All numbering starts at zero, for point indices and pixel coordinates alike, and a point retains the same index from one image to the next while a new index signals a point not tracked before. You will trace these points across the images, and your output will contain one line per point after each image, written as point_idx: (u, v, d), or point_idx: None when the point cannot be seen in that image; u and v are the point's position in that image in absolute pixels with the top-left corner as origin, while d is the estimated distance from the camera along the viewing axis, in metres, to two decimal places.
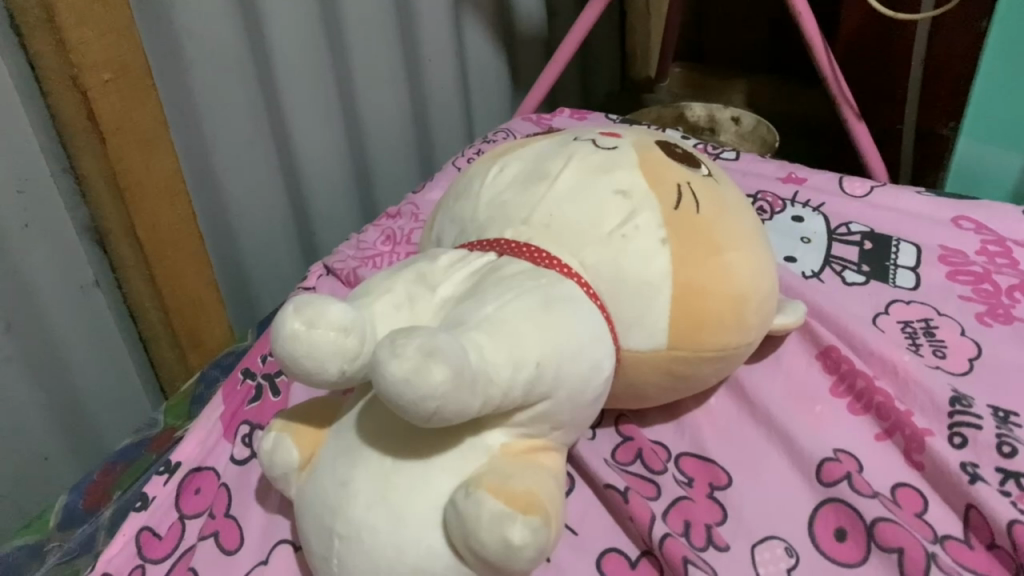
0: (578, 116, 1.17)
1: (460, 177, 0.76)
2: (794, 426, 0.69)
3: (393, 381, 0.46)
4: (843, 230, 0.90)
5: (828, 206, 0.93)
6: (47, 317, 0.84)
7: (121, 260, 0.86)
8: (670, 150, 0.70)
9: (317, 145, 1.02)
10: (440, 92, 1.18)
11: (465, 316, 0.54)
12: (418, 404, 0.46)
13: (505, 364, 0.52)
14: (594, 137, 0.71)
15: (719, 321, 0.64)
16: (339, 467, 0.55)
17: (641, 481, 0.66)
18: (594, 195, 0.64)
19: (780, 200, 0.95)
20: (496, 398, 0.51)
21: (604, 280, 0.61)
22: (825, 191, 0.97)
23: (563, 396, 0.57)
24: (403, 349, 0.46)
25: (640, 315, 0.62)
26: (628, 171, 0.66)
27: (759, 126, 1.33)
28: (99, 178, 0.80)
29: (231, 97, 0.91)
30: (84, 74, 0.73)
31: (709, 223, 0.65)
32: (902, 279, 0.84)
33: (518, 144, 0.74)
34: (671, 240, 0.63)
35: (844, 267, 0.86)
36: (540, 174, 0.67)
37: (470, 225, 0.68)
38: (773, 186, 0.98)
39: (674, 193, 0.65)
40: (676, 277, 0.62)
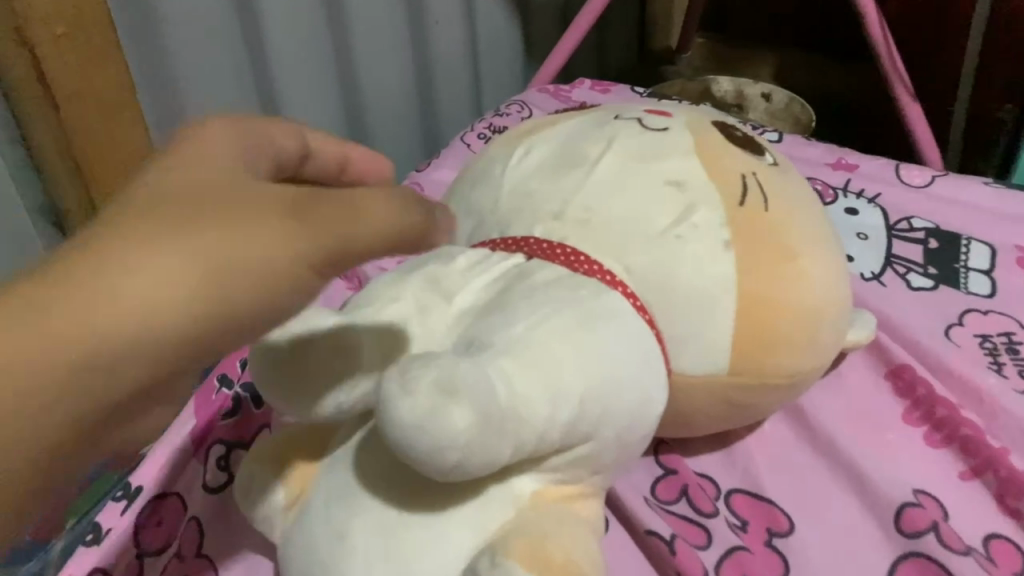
0: (601, 88, 1.06)
1: (475, 160, 0.64)
2: (866, 460, 0.59)
3: (404, 424, 0.36)
4: (904, 226, 0.80)
5: (884, 197, 0.83)
6: None
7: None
8: (729, 133, 0.59)
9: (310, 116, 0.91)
10: (447, 58, 1.07)
11: (490, 339, 0.44)
12: (435, 454, 0.37)
13: (542, 400, 0.42)
14: (638, 115, 0.60)
15: (789, 338, 0.54)
16: (332, 514, 0.45)
17: (687, 525, 0.56)
18: (644, 185, 0.53)
19: (831, 188, 0.84)
20: (531, 441, 0.41)
21: (653, 289, 0.51)
22: (879, 179, 0.86)
23: (609, 435, 0.46)
24: (416, 384, 0.37)
25: (697, 332, 0.51)
26: (680, 157, 0.55)
27: (793, 103, 1.22)
28: (53, 151, 0.72)
29: (214, 61, 0.79)
30: (31, 25, 0.65)
31: (780, 222, 0.54)
32: (975, 285, 0.73)
33: (546, 123, 0.63)
34: (736, 243, 0.52)
35: (908, 269, 0.76)
36: (575, 159, 0.56)
37: (491, 218, 0.56)
38: (822, 173, 0.87)
39: (739, 185, 0.54)
40: (741, 287, 0.52)
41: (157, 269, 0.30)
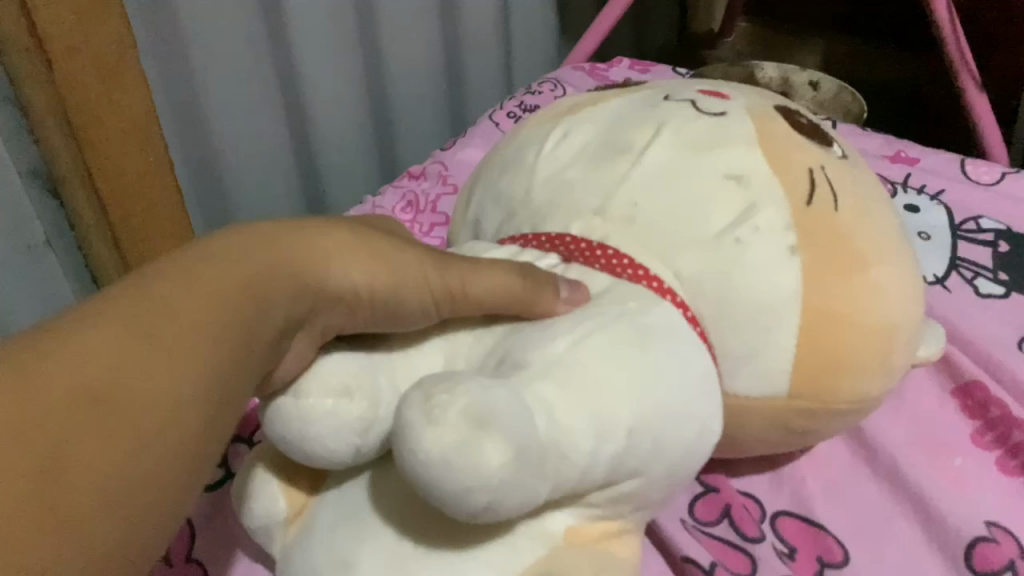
0: (640, 68, 1.00)
1: (504, 141, 0.59)
2: (930, 486, 0.53)
3: (428, 465, 0.31)
4: (971, 226, 0.73)
5: (948, 194, 0.76)
6: None
7: (77, 213, 0.70)
8: (794, 119, 0.53)
9: (328, 90, 0.85)
10: (478, 31, 1.01)
11: (522, 358, 0.38)
12: (464, 497, 0.31)
13: (583, 429, 0.36)
14: (690, 97, 0.53)
15: (860, 358, 0.47)
16: (340, 542, 0.39)
17: (728, 550, 0.50)
18: (700, 179, 0.47)
19: (889, 182, 0.77)
20: (567, 476, 0.35)
21: (707, 300, 0.45)
22: (942, 175, 0.79)
23: (657, 467, 0.40)
24: (443, 413, 0.31)
25: (755, 348, 0.45)
26: (742, 147, 0.48)
27: (842, 92, 1.15)
28: (49, 113, 0.65)
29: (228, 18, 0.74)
30: None
31: (853, 224, 0.48)
32: None
33: (584, 102, 0.56)
34: (803, 248, 0.46)
35: (976, 273, 0.69)
36: (620, 146, 0.49)
37: (521, 209, 0.51)
38: (878, 166, 0.80)
39: (808, 180, 0.48)
40: (809, 300, 0.45)
41: (302, 278, 0.37)
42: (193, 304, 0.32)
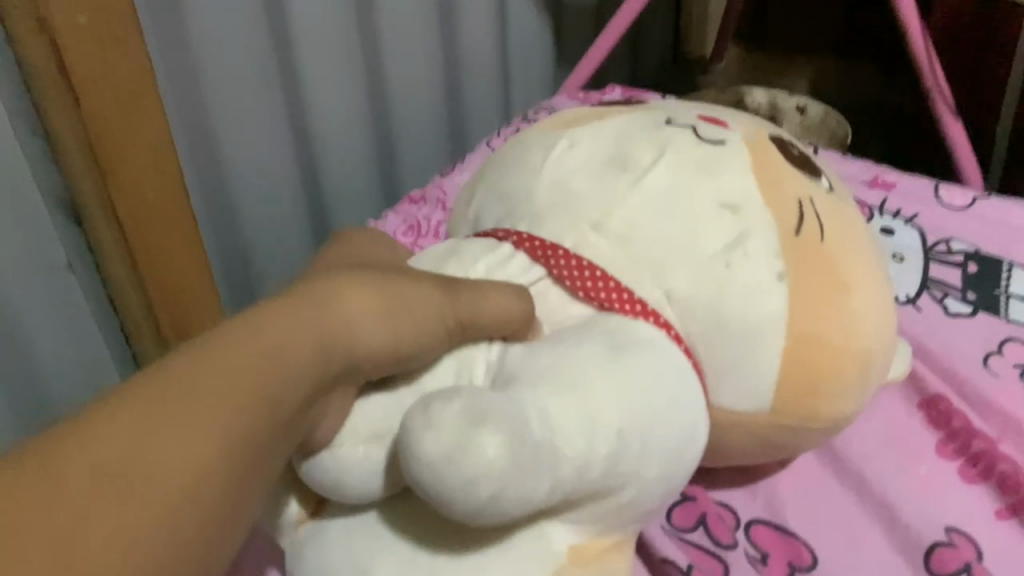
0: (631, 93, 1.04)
1: (505, 146, 0.60)
2: (896, 493, 0.56)
3: (433, 455, 0.35)
4: (943, 249, 0.76)
5: (923, 217, 0.79)
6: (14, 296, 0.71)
7: (102, 252, 0.74)
8: (784, 148, 0.55)
9: (334, 119, 0.90)
10: (477, 58, 1.05)
11: (517, 372, 0.42)
12: (467, 490, 0.36)
13: (579, 437, 0.40)
14: (688, 120, 0.55)
15: (831, 379, 0.51)
16: (359, 554, 0.42)
17: (704, 556, 0.54)
18: (695, 204, 0.49)
19: (867, 206, 0.79)
20: (559, 482, 0.39)
21: (695, 319, 0.48)
22: (918, 197, 0.81)
23: (637, 484, 0.44)
24: (444, 412, 0.36)
25: (738, 364, 0.49)
26: (737, 172, 0.51)
27: (829, 117, 1.20)
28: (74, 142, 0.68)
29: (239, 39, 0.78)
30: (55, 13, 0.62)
31: (834, 255, 0.51)
32: (1016, 312, 0.70)
33: (588, 115, 0.57)
34: (787, 274, 0.49)
35: (946, 293, 0.72)
36: (624, 163, 0.51)
37: (522, 210, 0.52)
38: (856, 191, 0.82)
39: (795, 210, 0.51)
40: (791, 326, 0.49)
41: (328, 314, 0.40)
42: (231, 356, 0.37)
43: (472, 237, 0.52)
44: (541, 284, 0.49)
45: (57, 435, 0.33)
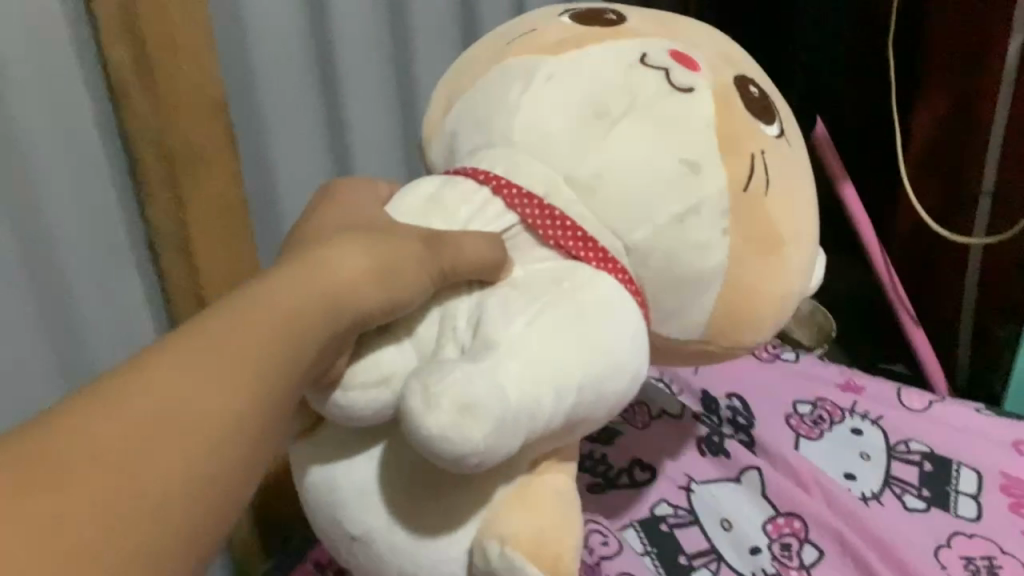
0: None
1: (474, 66, 0.58)
2: None
3: (433, 438, 0.42)
4: (902, 448, 1.00)
5: (887, 419, 1.03)
6: (66, 270, 0.72)
7: (154, 214, 0.73)
8: (745, 94, 0.56)
9: (363, 82, 0.90)
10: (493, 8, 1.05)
11: (494, 330, 0.47)
12: (458, 461, 0.43)
13: (548, 395, 0.46)
14: (659, 58, 0.54)
15: (761, 317, 0.56)
16: (355, 502, 0.52)
17: None
18: (657, 158, 0.51)
19: (838, 406, 1.05)
20: (536, 432, 0.46)
21: (650, 267, 0.52)
22: (883, 404, 1.07)
23: (604, 412, 0.50)
24: (439, 398, 0.42)
25: (682, 306, 0.54)
26: (700, 133, 0.52)
27: None
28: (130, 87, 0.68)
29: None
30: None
31: (775, 210, 0.54)
32: (963, 508, 0.94)
33: (561, 42, 0.55)
34: (733, 231, 0.53)
35: (905, 490, 0.95)
36: (598, 111, 0.52)
37: (493, 144, 0.53)
38: (832, 394, 1.08)
39: (746, 165, 0.53)
40: (730, 276, 0.54)
41: (325, 282, 0.46)
42: (245, 337, 0.43)
43: (453, 173, 0.54)
44: (514, 230, 0.51)
45: (104, 394, 0.39)
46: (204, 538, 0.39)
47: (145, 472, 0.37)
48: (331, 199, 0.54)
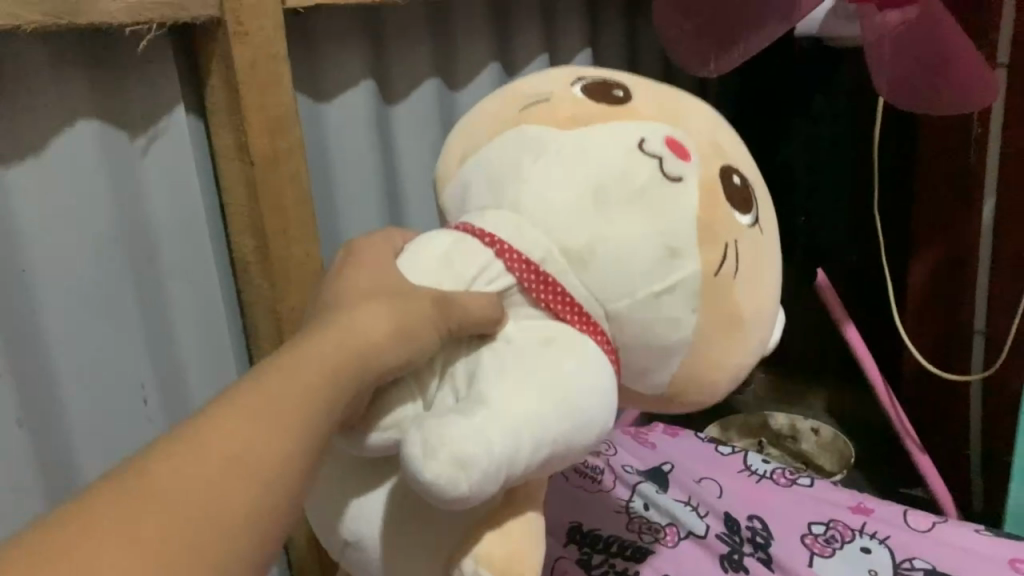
0: (670, 432, 1.37)
1: (487, 125, 0.62)
2: None
3: (429, 485, 0.44)
4: (908, 565, 1.07)
5: (893, 538, 1.11)
6: (167, 284, 0.87)
7: (244, 267, 0.91)
8: (727, 184, 0.61)
9: (413, 154, 1.12)
10: None
11: (485, 386, 0.49)
12: (445, 506, 0.45)
13: (528, 451, 0.47)
14: (656, 145, 0.58)
15: (714, 383, 0.61)
16: (348, 525, 0.53)
17: None
18: (645, 242, 0.56)
19: (850, 529, 1.13)
20: (512, 481, 0.48)
21: (626, 333, 0.57)
22: (891, 522, 1.13)
23: (575, 458, 0.52)
24: (437, 452, 0.44)
25: (652, 367, 0.59)
26: (687, 217, 0.57)
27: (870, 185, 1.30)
28: (235, 167, 0.86)
29: (346, 62, 1.01)
30: (246, 80, 0.82)
31: (740, 294, 0.60)
32: None
33: (574, 117, 0.59)
34: (702, 309, 0.58)
35: None
36: (600, 196, 0.56)
37: (499, 206, 0.57)
38: (845, 516, 1.15)
39: (719, 254, 0.58)
40: (694, 347, 0.59)
41: (352, 336, 0.48)
42: (276, 401, 0.44)
43: (464, 231, 0.56)
44: (512, 291, 0.55)
45: (181, 433, 0.41)
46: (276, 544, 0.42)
47: (218, 502, 0.39)
48: (351, 250, 0.56)
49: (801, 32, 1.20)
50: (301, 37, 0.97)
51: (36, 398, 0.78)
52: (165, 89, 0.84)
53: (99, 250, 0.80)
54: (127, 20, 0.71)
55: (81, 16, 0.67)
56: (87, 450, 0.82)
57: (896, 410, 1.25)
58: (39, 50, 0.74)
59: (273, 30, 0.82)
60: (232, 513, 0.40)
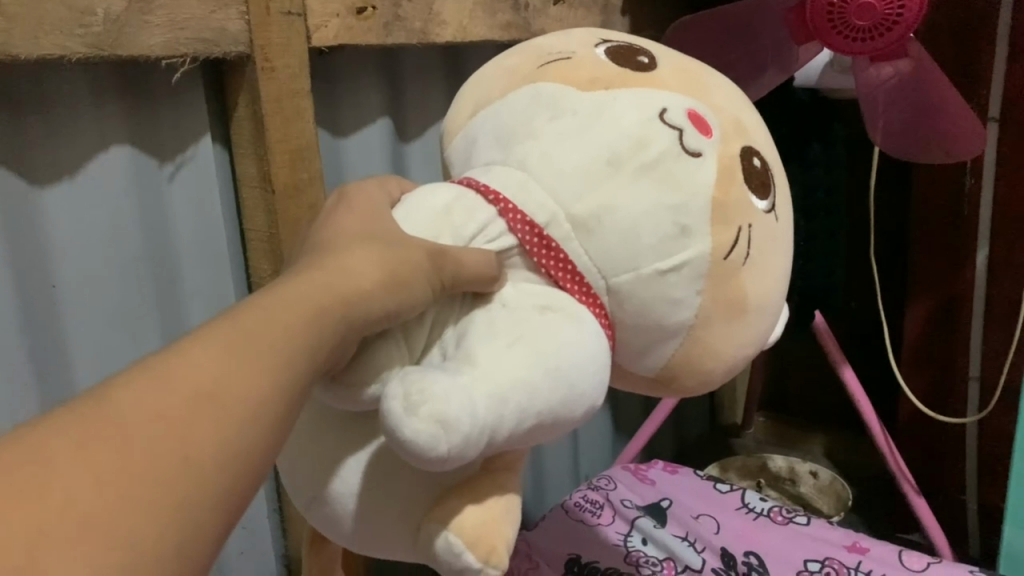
0: (670, 470, 1.39)
1: (500, 79, 0.59)
2: None
3: (406, 443, 0.41)
4: None
5: None
6: (174, 221, 0.89)
7: (259, 277, 0.95)
8: (746, 166, 0.58)
9: (424, 172, 1.18)
10: None
11: (477, 348, 0.47)
12: (423, 464, 0.42)
13: (511, 418, 0.45)
14: (677, 116, 0.55)
15: (708, 373, 0.58)
16: (316, 481, 0.50)
17: None
18: (652, 215, 0.52)
19: (845, 567, 1.13)
20: (492, 447, 0.45)
21: (624, 310, 0.54)
22: (886, 561, 1.13)
23: (562, 431, 0.50)
24: (418, 409, 0.41)
25: (647, 347, 0.56)
26: (701, 196, 0.54)
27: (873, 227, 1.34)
28: (256, 187, 0.91)
29: (362, 87, 1.08)
30: (270, 107, 0.87)
31: (748, 280, 0.57)
32: None
33: (594, 79, 0.57)
34: (708, 293, 0.55)
35: None
36: (613, 161, 0.53)
37: (506, 163, 0.55)
38: (839, 554, 1.16)
39: (732, 237, 0.55)
40: (695, 332, 0.55)
41: (342, 281, 0.45)
42: (255, 330, 0.41)
43: (465, 186, 0.54)
44: (511, 253, 0.53)
45: (157, 360, 0.38)
46: (254, 486, 0.39)
47: (188, 431, 0.36)
48: (343, 194, 0.54)
49: (799, 83, 1.25)
50: (324, 74, 1.03)
51: (43, 333, 0.80)
52: (194, 120, 0.89)
53: (106, 182, 0.82)
54: (163, 53, 0.76)
55: (124, 49, 0.73)
56: (81, 371, 0.83)
57: (893, 454, 1.26)
58: (80, 80, 0.79)
59: (297, 64, 0.88)
60: (191, 453, 0.35)
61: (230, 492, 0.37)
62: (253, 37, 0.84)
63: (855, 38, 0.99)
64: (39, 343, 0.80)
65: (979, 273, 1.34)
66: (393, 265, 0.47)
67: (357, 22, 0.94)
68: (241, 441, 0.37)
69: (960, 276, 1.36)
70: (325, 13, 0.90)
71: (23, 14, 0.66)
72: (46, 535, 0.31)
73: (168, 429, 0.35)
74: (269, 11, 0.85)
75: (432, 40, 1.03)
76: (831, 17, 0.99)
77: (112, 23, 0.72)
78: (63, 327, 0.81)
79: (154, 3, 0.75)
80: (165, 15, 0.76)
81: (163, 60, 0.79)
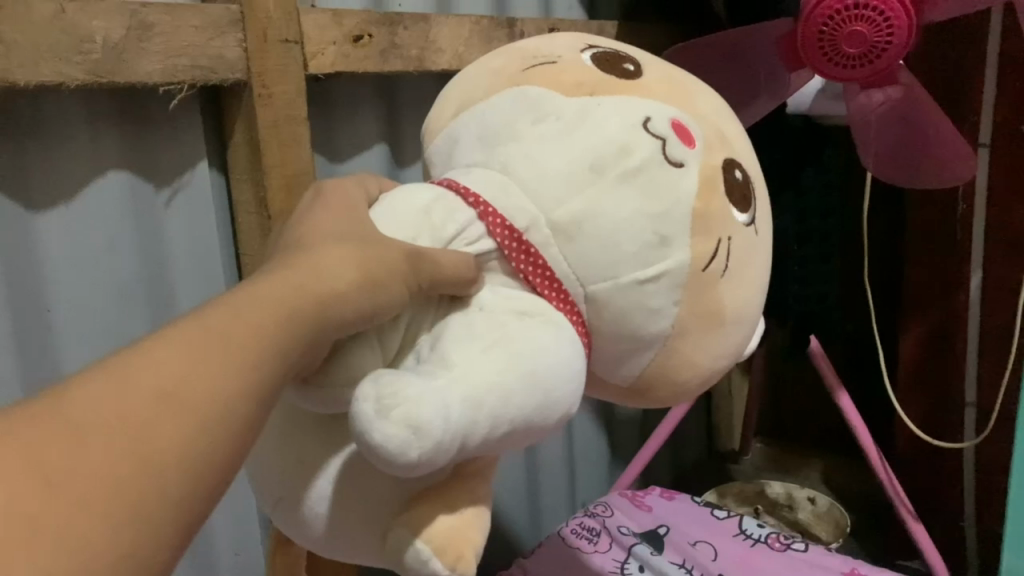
0: (666, 495, 1.37)
1: (486, 80, 0.60)
2: None
3: (376, 447, 0.41)
4: None
5: None
6: (168, 238, 0.89)
7: None
8: (729, 177, 0.58)
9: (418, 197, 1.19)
10: None
11: (453, 351, 0.47)
12: (392, 468, 0.42)
13: (483, 424, 0.45)
14: (661, 125, 0.56)
15: (682, 383, 0.58)
16: (287, 489, 0.50)
17: None
18: (634, 224, 0.53)
19: None
20: (464, 453, 0.45)
21: (602, 318, 0.54)
22: None
23: (536, 438, 0.50)
24: (390, 411, 0.41)
25: (625, 357, 0.56)
26: (682, 206, 0.54)
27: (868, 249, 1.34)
28: (250, 212, 0.91)
29: (357, 112, 1.09)
30: (265, 136, 0.87)
31: (726, 292, 0.57)
32: None
33: (580, 83, 0.57)
34: (686, 304, 0.55)
35: None
36: (596, 169, 0.53)
37: (489, 165, 0.55)
38: None
39: (712, 248, 0.55)
40: (671, 343, 0.56)
41: (318, 281, 0.45)
42: (228, 332, 0.41)
43: (446, 187, 0.54)
44: (489, 257, 0.53)
45: (124, 359, 0.38)
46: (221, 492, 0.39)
47: (157, 439, 0.36)
48: (319, 194, 0.54)
49: (791, 109, 1.26)
50: (319, 99, 1.04)
51: (35, 350, 0.80)
52: (191, 145, 0.90)
53: (98, 199, 0.82)
54: (161, 80, 0.77)
55: (121, 76, 0.74)
56: None
57: (890, 479, 1.25)
58: (77, 107, 0.80)
59: (292, 93, 0.89)
60: (153, 455, 0.35)
61: (197, 496, 0.37)
62: (248, 65, 0.85)
63: (845, 65, 1.00)
64: (31, 359, 0.80)
65: (974, 298, 1.34)
66: (370, 267, 0.47)
67: (354, 50, 0.95)
68: (209, 449, 0.38)
69: (959, 302, 1.36)
70: (322, 42, 0.91)
71: (20, 41, 0.67)
72: (17, 538, 0.31)
73: (146, 432, 0.36)
74: (267, 39, 0.85)
75: (428, 67, 1.04)
76: (821, 44, 1.00)
77: (110, 50, 0.72)
78: (56, 344, 0.81)
79: (152, 31, 0.75)
80: (162, 42, 0.76)
81: (160, 88, 0.80)
